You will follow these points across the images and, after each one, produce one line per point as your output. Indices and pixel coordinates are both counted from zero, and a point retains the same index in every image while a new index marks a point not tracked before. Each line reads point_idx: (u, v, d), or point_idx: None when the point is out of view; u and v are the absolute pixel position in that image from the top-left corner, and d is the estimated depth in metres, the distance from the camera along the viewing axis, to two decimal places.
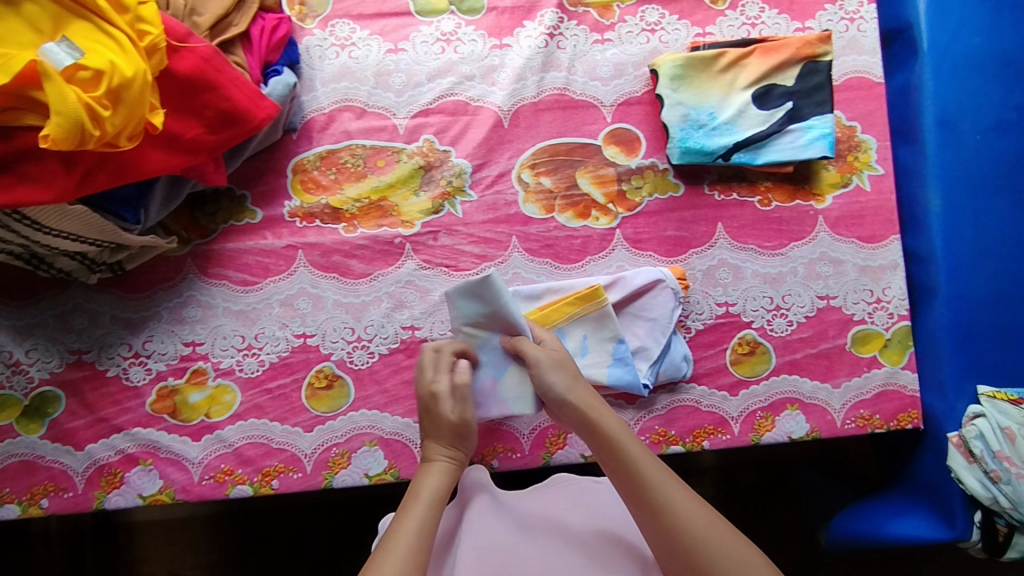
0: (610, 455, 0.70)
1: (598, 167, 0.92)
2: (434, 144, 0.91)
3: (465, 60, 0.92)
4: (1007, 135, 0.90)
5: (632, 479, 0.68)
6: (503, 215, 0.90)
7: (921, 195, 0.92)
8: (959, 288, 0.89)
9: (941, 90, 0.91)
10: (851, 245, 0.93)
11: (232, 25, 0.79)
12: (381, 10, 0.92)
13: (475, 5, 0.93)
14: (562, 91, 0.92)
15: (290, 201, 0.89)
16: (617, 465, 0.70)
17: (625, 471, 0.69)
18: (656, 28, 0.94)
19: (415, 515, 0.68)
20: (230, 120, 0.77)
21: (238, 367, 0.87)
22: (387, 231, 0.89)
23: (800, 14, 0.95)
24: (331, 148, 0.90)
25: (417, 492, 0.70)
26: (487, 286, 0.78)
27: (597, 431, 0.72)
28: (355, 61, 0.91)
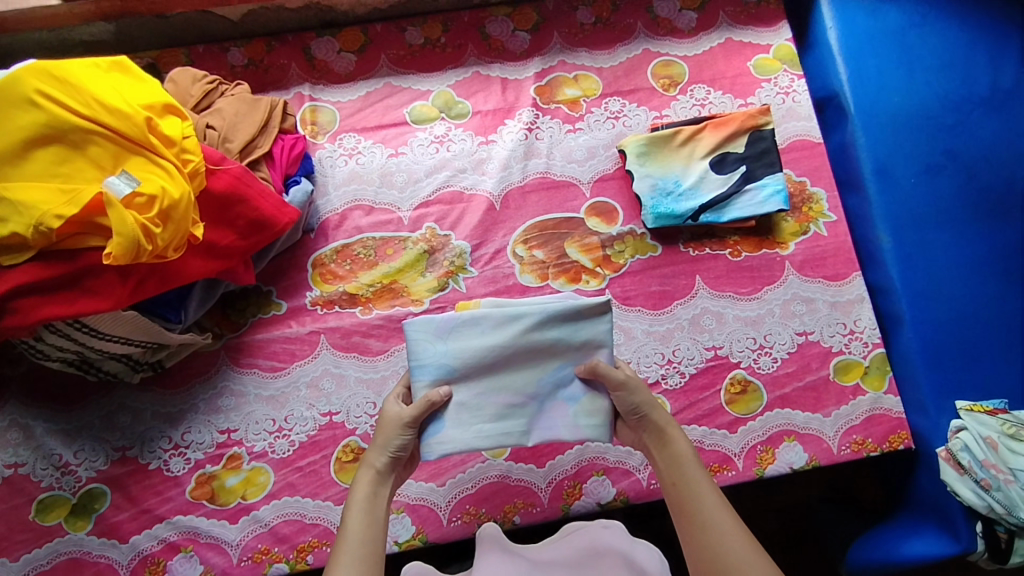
0: (676, 478, 0.76)
1: (584, 237, 1.03)
2: (436, 231, 1.03)
3: (457, 157, 1.06)
4: (937, 176, 1.03)
5: (688, 502, 0.73)
6: (503, 286, 1.01)
7: (874, 236, 1.03)
8: (922, 314, 0.98)
9: (873, 144, 1.04)
10: (819, 284, 1.03)
11: (257, 147, 0.92)
12: (382, 122, 1.06)
13: (462, 110, 1.07)
14: (544, 174, 1.05)
15: (312, 291, 0.99)
16: (679, 486, 0.75)
17: (685, 496, 0.74)
18: (619, 116, 1.08)
19: (353, 525, 0.72)
20: (258, 226, 0.89)
21: (271, 449, 0.93)
22: (400, 310, 0.99)
23: (741, 92, 1.10)
24: (345, 243, 1.01)
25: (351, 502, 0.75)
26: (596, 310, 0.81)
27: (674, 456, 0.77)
28: (362, 166, 1.04)
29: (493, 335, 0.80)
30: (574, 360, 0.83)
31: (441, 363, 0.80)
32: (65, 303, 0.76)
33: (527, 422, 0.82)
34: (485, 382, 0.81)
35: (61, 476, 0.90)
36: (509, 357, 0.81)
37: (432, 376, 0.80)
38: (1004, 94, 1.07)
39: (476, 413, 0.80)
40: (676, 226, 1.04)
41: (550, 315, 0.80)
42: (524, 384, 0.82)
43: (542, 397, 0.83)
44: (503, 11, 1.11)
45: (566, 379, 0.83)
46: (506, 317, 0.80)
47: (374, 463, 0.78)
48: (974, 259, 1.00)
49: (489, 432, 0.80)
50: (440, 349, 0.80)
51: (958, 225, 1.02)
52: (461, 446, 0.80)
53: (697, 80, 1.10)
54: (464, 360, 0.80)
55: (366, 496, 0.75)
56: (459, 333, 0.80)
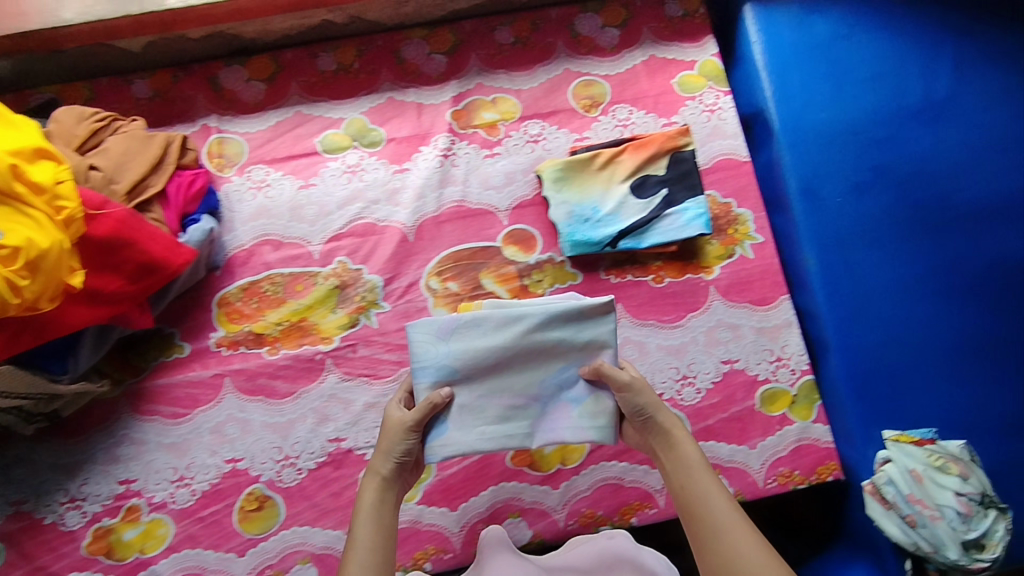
0: (683, 480, 0.74)
1: (500, 267, 1.00)
2: (347, 265, 0.99)
3: (370, 187, 1.02)
4: (865, 195, 0.99)
5: (696, 507, 0.71)
6: (416, 321, 0.97)
7: (800, 258, 0.99)
8: (850, 340, 0.94)
9: (800, 162, 1.00)
10: (744, 310, 0.99)
11: (150, 186, 0.89)
12: (292, 152, 1.02)
13: (375, 138, 1.04)
14: (460, 203, 1.02)
15: (216, 331, 0.96)
16: (686, 489, 0.73)
17: (690, 501, 0.72)
18: (539, 139, 1.04)
19: (361, 535, 0.71)
20: (148, 270, 0.86)
21: (170, 500, 0.90)
22: (308, 349, 0.95)
23: (665, 111, 1.06)
24: (252, 280, 0.98)
25: (361, 507, 0.74)
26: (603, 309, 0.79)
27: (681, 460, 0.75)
28: (270, 199, 1.01)
29: (496, 336, 0.78)
30: (578, 360, 0.81)
31: (444, 365, 0.77)
32: None
33: (531, 424, 0.80)
34: (490, 383, 0.79)
35: None
36: (512, 358, 0.79)
37: (434, 377, 0.78)
38: (936, 105, 1.03)
39: (478, 416, 0.78)
40: (596, 253, 1.00)
41: (556, 314, 0.79)
42: (528, 385, 0.80)
43: (544, 399, 0.80)
44: (419, 34, 1.07)
45: (569, 381, 0.81)
46: (509, 317, 0.79)
47: (380, 469, 0.76)
48: (905, 280, 0.97)
49: (490, 434, 0.78)
50: (442, 351, 0.78)
51: (888, 245, 0.98)
52: (464, 449, 0.78)
53: (619, 99, 1.07)
54: (467, 361, 0.78)
55: (376, 501, 0.74)
56: (461, 334, 0.78)
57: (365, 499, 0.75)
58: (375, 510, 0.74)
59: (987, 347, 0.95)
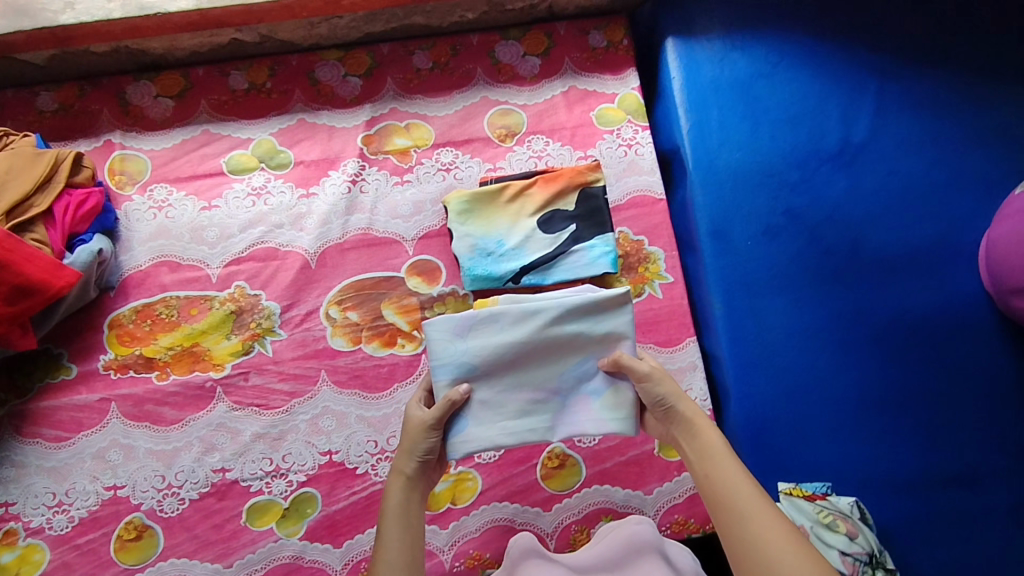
0: (708, 470, 0.68)
1: (402, 297, 0.98)
2: (245, 289, 0.97)
3: (274, 211, 1.00)
4: (776, 239, 0.98)
5: (720, 500, 0.66)
6: (311, 350, 0.95)
7: (707, 301, 0.97)
8: (751, 387, 0.93)
9: (711, 203, 0.99)
10: (649, 351, 0.97)
11: (33, 206, 0.87)
12: (196, 172, 1.01)
13: (284, 160, 1.02)
14: (366, 231, 1.00)
15: (106, 354, 0.94)
16: (709, 480, 0.68)
17: (714, 493, 0.67)
18: (450, 168, 1.03)
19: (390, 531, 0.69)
20: (26, 291, 0.83)
21: (48, 525, 0.88)
22: (198, 376, 0.93)
23: (581, 144, 1.05)
24: (146, 302, 0.96)
25: (385, 508, 0.71)
26: (620, 302, 0.78)
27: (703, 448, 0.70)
28: (171, 220, 0.99)
29: (514, 330, 0.77)
30: (597, 353, 0.79)
31: (462, 361, 0.76)
32: None
33: (551, 419, 0.78)
34: (507, 378, 0.77)
35: None
36: (530, 353, 0.77)
37: (453, 374, 0.76)
38: (854, 149, 1.01)
39: (498, 411, 0.77)
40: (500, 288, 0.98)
41: (572, 307, 0.77)
42: (546, 379, 0.78)
43: (564, 393, 0.79)
44: (334, 55, 1.05)
45: (590, 374, 0.79)
46: (527, 311, 0.77)
47: (402, 469, 0.74)
48: (811, 328, 0.95)
49: (514, 429, 0.76)
50: (460, 348, 0.77)
51: (795, 291, 0.96)
52: (487, 444, 0.76)
53: (535, 130, 1.05)
54: (485, 358, 0.76)
55: (401, 499, 0.72)
56: (478, 330, 0.76)
57: (390, 499, 0.72)
58: (398, 509, 0.71)
59: (889, 400, 0.93)
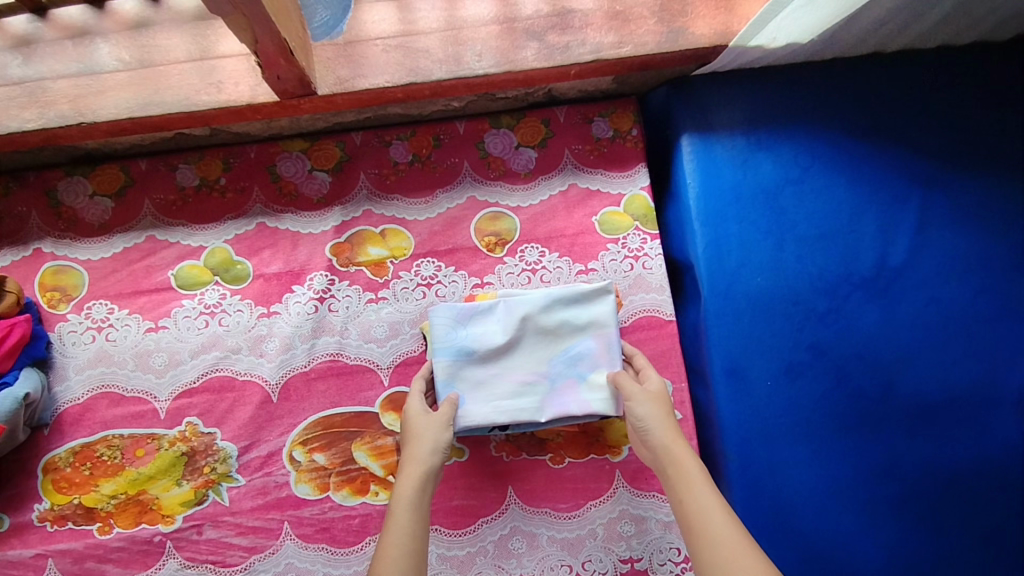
0: (682, 495, 0.66)
1: (375, 437, 0.87)
2: (197, 426, 0.86)
3: (230, 333, 0.88)
4: (798, 379, 0.87)
5: (693, 526, 0.63)
6: (273, 498, 0.85)
7: (719, 450, 0.87)
8: (766, 554, 0.83)
9: (727, 337, 0.87)
10: (652, 499, 0.88)
11: None
12: (140, 287, 0.88)
13: (241, 272, 0.89)
14: (335, 357, 0.88)
15: (40, 503, 0.83)
16: (683, 505, 0.65)
17: (687, 518, 0.64)
18: (432, 283, 0.90)
19: (400, 528, 0.66)
20: None
21: None
22: (146, 529, 0.83)
23: (581, 255, 0.92)
24: (85, 441, 0.85)
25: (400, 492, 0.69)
26: (602, 294, 0.81)
27: (679, 473, 0.67)
28: (112, 343, 0.87)
29: (505, 320, 0.80)
30: (585, 338, 0.80)
31: (462, 347, 0.79)
32: None
33: (540, 400, 0.79)
34: (499, 364, 0.79)
35: None
36: (520, 338, 0.80)
37: (450, 360, 0.79)
38: (891, 273, 0.89)
39: (491, 390, 0.79)
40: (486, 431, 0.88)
41: (557, 297, 0.80)
42: (537, 363, 0.80)
43: (554, 376, 0.80)
44: (299, 146, 0.92)
45: (579, 357, 0.80)
46: (517, 300, 0.80)
47: (425, 459, 0.71)
48: (834, 484, 0.85)
49: (506, 408, 0.78)
50: (457, 336, 0.79)
51: (818, 442, 0.86)
52: (481, 421, 0.77)
53: (530, 237, 0.92)
54: (481, 344, 0.79)
55: (417, 484, 0.69)
56: (474, 319, 0.80)
57: (403, 486, 0.70)
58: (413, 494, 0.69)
59: (916, 568, 0.84)
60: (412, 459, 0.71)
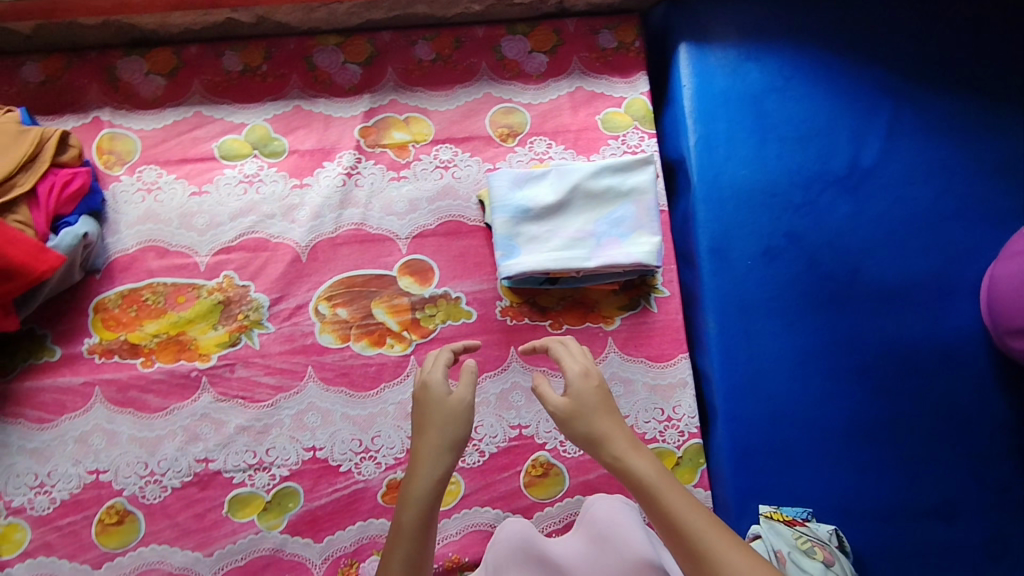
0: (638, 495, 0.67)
1: (393, 297, 0.97)
2: (234, 280, 0.96)
3: (266, 200, 0.98)
4: (775, 260, 0.97)
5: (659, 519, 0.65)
6: (299, 345, 0.95)
7: (702, 319, 0.97)
8: (740, 409, 0.93)
9: (712, 219, 0.98)
10: (640, 364, 0.98)
11: (16, 186, 0.84)
12: (186, 156, 0.98)
13: (278, 148, 1.00)
14: (359, 226, 0.98)
15: (90, 338, 0.93)
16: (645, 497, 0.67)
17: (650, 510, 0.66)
18: (449, 165, 1.01)
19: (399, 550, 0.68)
20: (4, 275, 0.81)
21: (30, 505, 0.89)
22: (184, 365, 0.93)
23: (584, 148, 1.02)
24: (132, 287, 0.94)
25: (408, 497, 0.70)
26: (644, 165, 0.95)
27: (629, 476, 0.68)
28: (160, 204, 0.97)
29: (558, 186, 0.94)
30: (627, 203, 0.95)
31: (519, 205, 0.93)
32: None
33: (587, 251, 0.92)
34: (552, 223, 0.94)
35: None
36: (571, 202, 0.94)
37: (509, 215, 0.93)
38: (861, 172, 1.00)
39: (544, 243, 0.93)
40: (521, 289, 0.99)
41: (603, 168, 0.95)
42: (584, 223, 0.94)
43: (599, 234, 0.94)
44: (334, 41, 1.03)
45: (621, 219, 0.94)
46: (570, 170, 0.95)
47: (426, 477, 0.70)
48: (804, 353, 0.95)
49: (559, 257, 0.92)
50: (515, 195, 0.94)
51: (790, 315, 0.96)
52: (536, 266, 0.91)
53: (538, 131, 1.02)
54: (537, 203, 0.93)
55: (424, 495, 0.70)
56: (531, 183, 0.95)
57: (414, 487, 0.70)
58: (421, 507, 0.69)
59: (875, 430, 0.94)
60: (415, 477, 0.71)
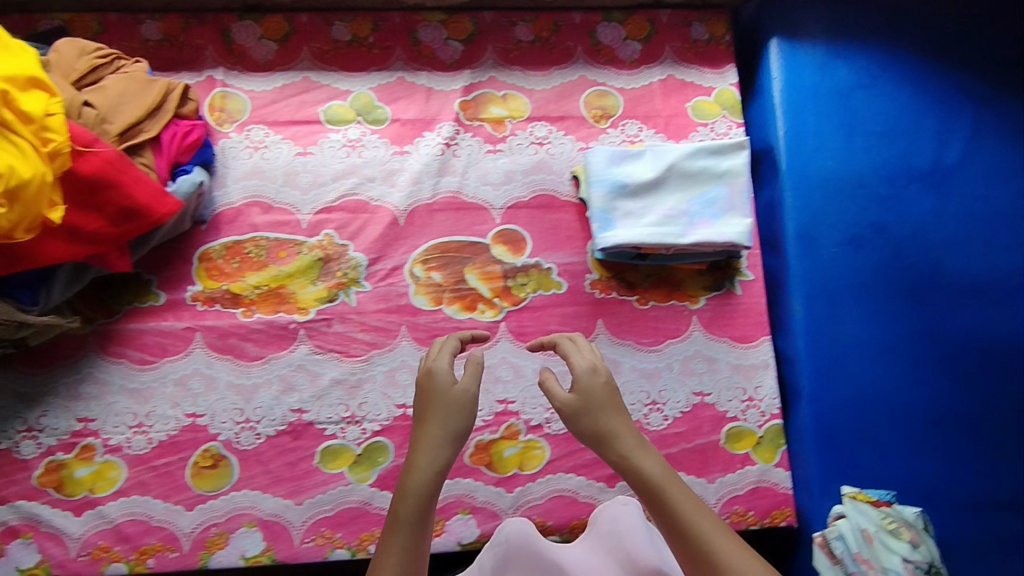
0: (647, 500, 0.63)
1: (486, 264, 0.99)
2: (334, 238, 0.99)
3: (367, 164, 1.01)
4: (860, 249, 1.00)
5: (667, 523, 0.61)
6: (394, 305, 0.97)
7: (787, 303, 1.00)
8: (824, 391, 0.95)
9: (801, 207, 1.01)
10: (723, 344, 1.00)
11: (142, 131, 0.88)
12: (294, 118, 1.02)
13: (380, 116, 1.03)
14: (455, 194, 1.01)
15: (194, 286, 0.95)
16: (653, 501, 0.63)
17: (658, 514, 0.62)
18: (544, 142, 1.04)
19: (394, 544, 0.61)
20: (130, 215, 0.84)
21: (127, 444, 0.90)
22: (283, 317, 0.95)
23: (675, 133, 1.05)
24: (237, 240, 0.97)
25: (405, 488, 0.63)
26: (737, 149, 0.99)
27: (636, 477, 0.64)
28: (266, 162, 1.00)
29: (654, 164, 0.98)
30: (720, 184, 0.98)
31: (616, 181, 0.96)
32: None
33: (681, 228, 0.95)
34: (647, 200, 0.97)
35: None
36: (666, 181, 0.97)
37: (606, 189, 0.96)
38: (944, 170, 1.03)
39: (639, 219, 0.96)
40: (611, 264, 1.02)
41: (698, 150, 0.98)
42: (678, 201, 0.97)
43: (692, 213, 0.96)
44: (438, 17, 1.07)
45: (714, 199, 0.97)
46: (665, 150, 0.99)
47: (429, 466, 0.64)
48: (886, 340, 0.97)
49: (654, 231, 0.94)
50: (612, 171, 0.97)
51: (873, 303, 0.98)
52: (632, 240, 0.94)
53: (631, 114, 1.06)
54: (633, 180, 0.96)
55: (427, 484, 0.63)
56: (628, 160, 0.98)
57: (412, 478, 0.63)
58: (420, 498, 0.62)
59: (953, 419, 0.96)
60: (416, 465, 0.64)
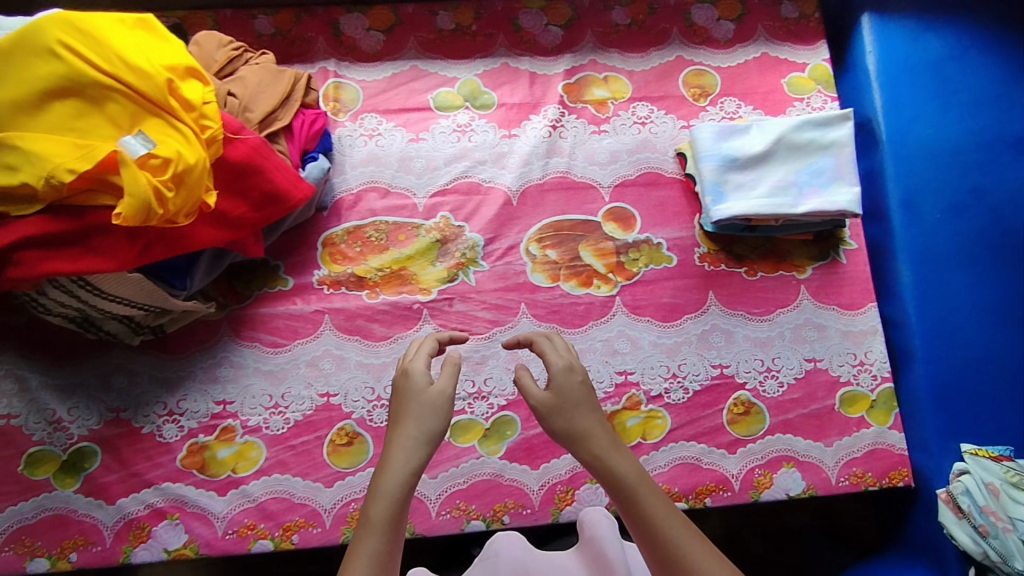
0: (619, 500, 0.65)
1: (599, 241, 1.02)
2: (450, 220, 1.01)
3: (478, 148, 1.04)
4: (962, 214, 1.02)
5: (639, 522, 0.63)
6: (513, 283, 0.99)
7: (893, 268, 1.02)
8: (938, 352, 0.97)
9: (902, 174, 1.03)
10: (833, 312, 1.02)
11: (277, 119, 0.90)
12: (405, 105, 1.05)
13: (487, 101, 1.06)
14: (565, 174, 1.04)
15: (320, 270, 0.98)
16: (624, 499, 0.64)
17: (631, 512, 0.64)
18: (646, 121, 1.07)
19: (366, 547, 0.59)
20: (271, 200, 0.87)
21: (264, 425, 0.92)
22: (407, 298, 0.97)
23: (772, 108, 1.08)
24: (357, 225, 1.00)
25: (379, 488, 0.62)
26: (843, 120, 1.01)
27: (612, 479, 0.65)
28: (381, 148, 1.03)
29: (760, 138, 1.00)
30: (827, 155, 1.00)
31: (726, 154, 0.99)
32: (69, 259, 0.74)
33: (792, 199, 0.97)
34: (756, 172, 0.99)
35: (53, 432, 0.90)
36: (773, 153, 1.00)
37: (715, 163, 0.99)
38: None
39: (750, 191, 0.98)
40: (719, 237, 1.04)
41: (803, 123, 1.01)
42: (786, 173, 0.99)
43: (801, 183, 0.99)
44: (536, 4, 1.10)
45: (822, 170, 0.99)
46: (771, 124, 1.01)
47: (399, 471, 0.63)
48: (994, 302, 0.99)
49: (766, 202, 0.96)
50: (720, 146, 1.00)
51: (978, 266, 1.00)
52: (744, 211, 0.96)
53: (729, 92, 1.08)
54: (742, 153, 0.99)
55: (400, 487, 0.62)
56: (735, 135, 1.00)
57: (384, 480, 0.62)
58: (393, 500, 0.61)
59: None
60: (388, 469, 0.63)
